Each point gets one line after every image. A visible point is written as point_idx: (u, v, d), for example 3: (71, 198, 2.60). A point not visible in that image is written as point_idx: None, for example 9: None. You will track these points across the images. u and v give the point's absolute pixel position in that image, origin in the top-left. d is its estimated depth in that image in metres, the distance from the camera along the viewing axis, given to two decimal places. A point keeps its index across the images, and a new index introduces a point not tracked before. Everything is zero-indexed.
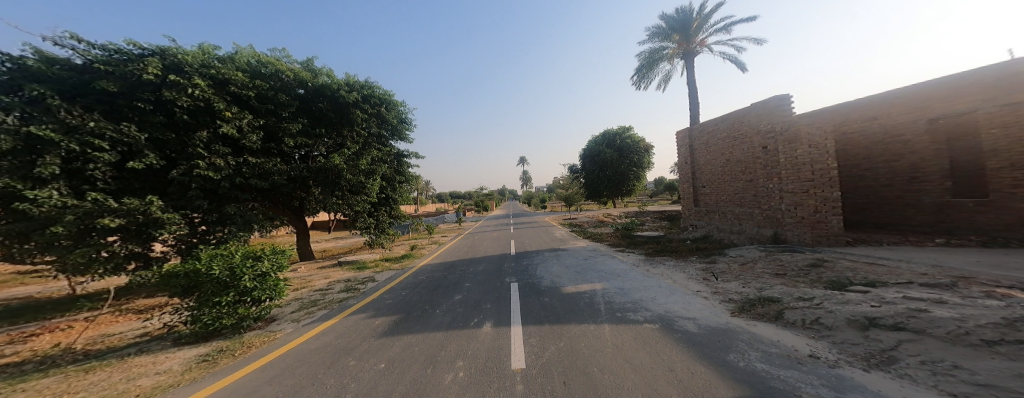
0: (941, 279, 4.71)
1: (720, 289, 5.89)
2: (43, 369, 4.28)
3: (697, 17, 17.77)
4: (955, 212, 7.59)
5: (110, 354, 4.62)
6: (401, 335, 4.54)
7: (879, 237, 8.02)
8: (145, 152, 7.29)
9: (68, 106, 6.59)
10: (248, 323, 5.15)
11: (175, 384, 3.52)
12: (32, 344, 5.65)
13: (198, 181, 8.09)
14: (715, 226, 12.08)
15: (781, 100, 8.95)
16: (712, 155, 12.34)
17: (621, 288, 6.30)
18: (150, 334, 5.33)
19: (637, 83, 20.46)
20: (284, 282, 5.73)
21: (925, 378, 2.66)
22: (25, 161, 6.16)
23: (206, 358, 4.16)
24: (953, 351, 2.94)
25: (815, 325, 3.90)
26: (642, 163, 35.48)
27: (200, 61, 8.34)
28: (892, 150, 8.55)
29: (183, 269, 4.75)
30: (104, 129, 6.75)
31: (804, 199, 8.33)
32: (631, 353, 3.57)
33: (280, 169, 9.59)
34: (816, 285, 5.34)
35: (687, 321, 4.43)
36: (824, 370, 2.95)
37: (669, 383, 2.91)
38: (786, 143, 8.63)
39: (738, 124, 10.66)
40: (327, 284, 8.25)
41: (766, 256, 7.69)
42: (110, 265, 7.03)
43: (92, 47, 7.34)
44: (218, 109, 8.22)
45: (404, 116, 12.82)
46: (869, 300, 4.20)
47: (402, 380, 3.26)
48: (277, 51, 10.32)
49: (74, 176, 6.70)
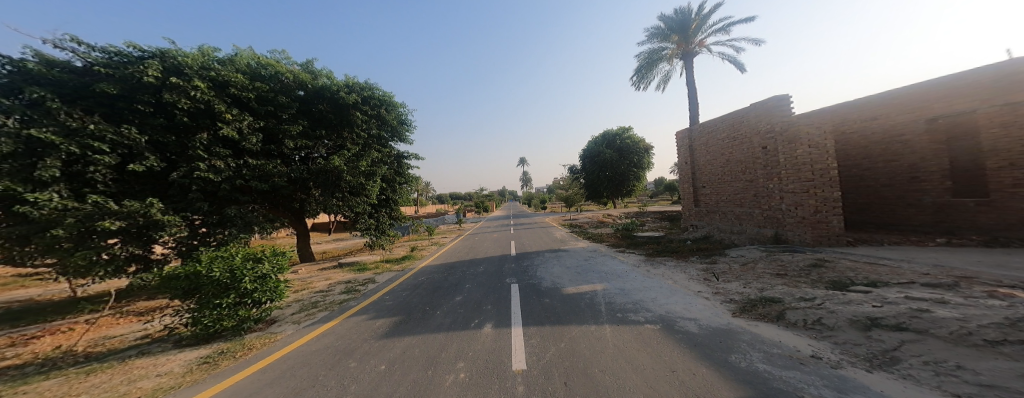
0: (943, 279, 4.70)
1: (721, 289, 5.87)
2: (44, 372, 4.28)
3: (696, 18, 17.79)
4: (956, 212, 7.58)
5: (110, 356, 4.61)
6: (402, 336, 4.53)
7: (879, 237, 8.02)
8: (145, 154, 7.29)
9: (68, 109, 6.59)
10: (249, 325, 5.14)
11: (176, 386, 3.51)
12: (32, 346, 5.64)
13: (198, 183, 8.09)
14: (715, 227, 12.07)
15: (780, 100, 8.96)
16: (712, 155, 12.34)
17: (622, 289, 6.29)
18: (151, 336, 5.33)
19: (636, 84, 20.48)
20: (285, 284, 5.72)
21: (928, 378, 2.65)
22: (25, 164, 6.16)
23: (206, 360, 4.15)
24: (956, 351, 2.93)
25: (817, 326, 3.89)
26: (642, 163, 35.49)
27: (200, 63, 8.35)
28: (893, 150, 8.53)
29: (183, 271, 4.74)
30: (104, 131, 6.75)
31: (804, 199, 8.33)
32: (633, 354, 3.55)
33: (280, 171, 9.58)
34: (817, 285, 5.33)
35: (689, 322, 4.42)
36: (827, 370, 2.95)
37: (672, 385, 2.90)
38: (785, 143, 8.63)
39: (738, 124, 10.67)
40: (327, 286, 8.25)
41: (767, 256, 7.68)
42: (111, 268, 6.96)
43: (92, 49, 7.34)
44: (219, 111, 8.22)
45: (404, 118, 12.82)
46: (870, 300, 4.19)
47: (404, 382, 3.25)
48: (276, 53, 10.31)
49: (74, 179, 6.69)
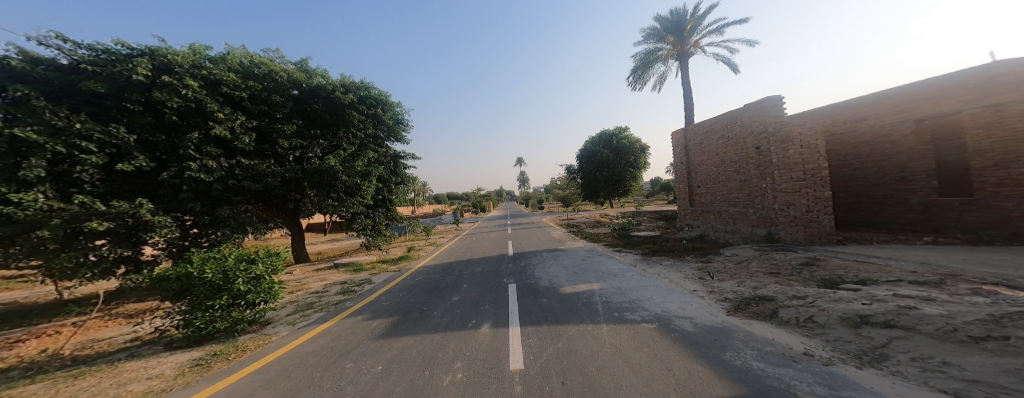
0: (930, 276, 4.80)
1: (716, 288, 5.94)
2: (31, 376, 4.22)
3: (690, 19, 17.93)
4: (942, 211, 7.72)
5: (100, 359, 4.56)
6: (399, 336, 4.53)
7: (869, 236, 8.14)
8: (135, 154, 7.22)
9: (54, 107, 6.50)
10: (243, 327, 5.11)
11: (168, 389, 3.50)
12: (19, 350, 5.57)
13: (190, 184, 8.01)
14: (710, 226, 12.17)
15: (772, 101, 9.09)
16: (707, 156, 12.45)
17: (618, 288, 6.34)
18: (142, 339, 5.28)
19: (631, 85, 20.60)
20: (280, 285, 5.70)
21: (916, 375, 2.70)
22: (10, 163, 6.08)
23: (199, 362, 4.12)
24: (943, 347, 3.00)
25: (809, 323, 3.96)
26: (639, 163, 35.68)
27: (191, 61, 8.25)
28: (881, 151, 8.66)
29: (175, 272, 4.71)
30: (91, 130, 6.66)
31: (796, 198, 8.42)
32: (627, 353, 3.59)
33: (273, 170, 9.54)
34: (809, 283, 5.41)
35: (684, 320, 4.48)
36: (818, 367, 3.00)
37: (664, 383, 2.94)
38: (778, 143, 8.75)
39: (732, 124, 10.77)
40: (323, 286, 8.21)
41: (761, 255, 7.76)
42: (99, 269, 6.93)
43: (78, 46, 7.24)
44: (211, 110, 8.15)
45: (401, 117, 12.83)
46: (860, 298, 4.26)
47: (400, 382, 3.26)
48: (270, 51, 10.21)
49: (61, 179, 6.61)
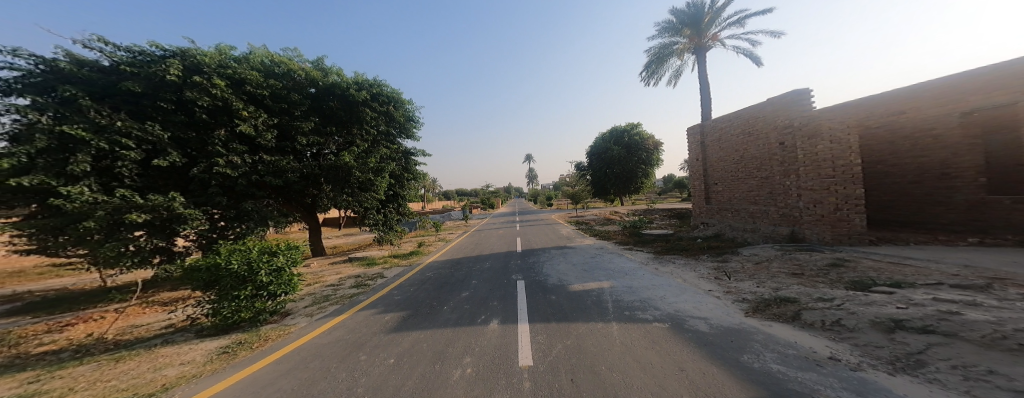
0: (975, 280, 4.52)
1: (733, 288, 5.77)
2: (79, 357, 4.42)
3: (708, 11, 17.34)
4: (989, 210, 7.30)
5: (138, 345, 4.73)
6: (409, 330, 4.57)
7: (906, 236, 7.78)
8: (169, 150, 7.43)
9: (98, 106, 6.74)
10: (265, 317, 5.21)
11: (198, 375, 3.58)
12: (68, 333, 5.82)
13: (217, 179, 8.20)
14: (728, 224, 11.86)
15: (799, 95, 8.75)
16: (724, 152, 12.14)
17: (629, 287, 6.21)
18: (176, 325, 5.47)
19: (647, 79, 20.11)
20: (298, 277, 5.79)
21: (957, 383, 2.55)
22: (58, 159, 6.34)
23: (225, 350, 4.22)
24: (987, 355, 2.82)
25: (836, 327, 3.79)
26: (652, 160, 34.94)
27: (218, 61, 8.45)
28: (922, 146, 8.25)
29: (205, 263, 4.82)
30: (130, 128, 6.90)
31: (823, 196, 8.12)
32: (641, 352, 3.51)
33: (293, 167, 9.67)
34: (837, 285, 5.20)
35: (698, 320, 4.36)
36: (846, 372, 2.86)
37: (680, 383, 2.86)
38: (804, 139, 8.44)
39: (753, 119, 10.42)
40: (338, 280, 8.33)
41: (782, 255, 7.50)
42: (138, 258, 7.19)
43: (117, 49, 7.48)
44: (237, 108, 8.34)
45: (412, 115, 12.89)
46: (895, 301, 4.06)
47: (412, 375, 3.27)
48: (289, 51, 10.34)
49: (104, 174, 6.86)
